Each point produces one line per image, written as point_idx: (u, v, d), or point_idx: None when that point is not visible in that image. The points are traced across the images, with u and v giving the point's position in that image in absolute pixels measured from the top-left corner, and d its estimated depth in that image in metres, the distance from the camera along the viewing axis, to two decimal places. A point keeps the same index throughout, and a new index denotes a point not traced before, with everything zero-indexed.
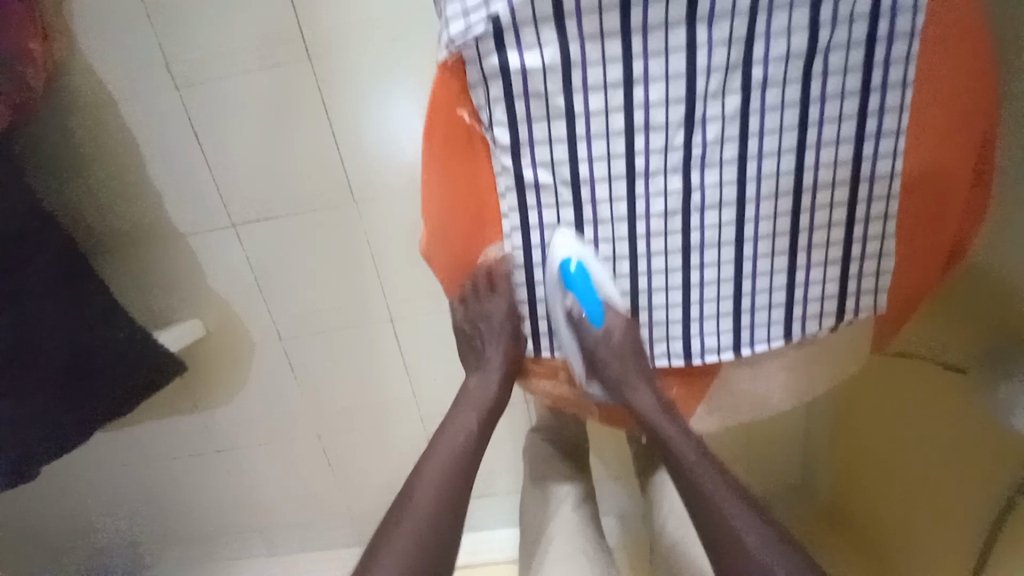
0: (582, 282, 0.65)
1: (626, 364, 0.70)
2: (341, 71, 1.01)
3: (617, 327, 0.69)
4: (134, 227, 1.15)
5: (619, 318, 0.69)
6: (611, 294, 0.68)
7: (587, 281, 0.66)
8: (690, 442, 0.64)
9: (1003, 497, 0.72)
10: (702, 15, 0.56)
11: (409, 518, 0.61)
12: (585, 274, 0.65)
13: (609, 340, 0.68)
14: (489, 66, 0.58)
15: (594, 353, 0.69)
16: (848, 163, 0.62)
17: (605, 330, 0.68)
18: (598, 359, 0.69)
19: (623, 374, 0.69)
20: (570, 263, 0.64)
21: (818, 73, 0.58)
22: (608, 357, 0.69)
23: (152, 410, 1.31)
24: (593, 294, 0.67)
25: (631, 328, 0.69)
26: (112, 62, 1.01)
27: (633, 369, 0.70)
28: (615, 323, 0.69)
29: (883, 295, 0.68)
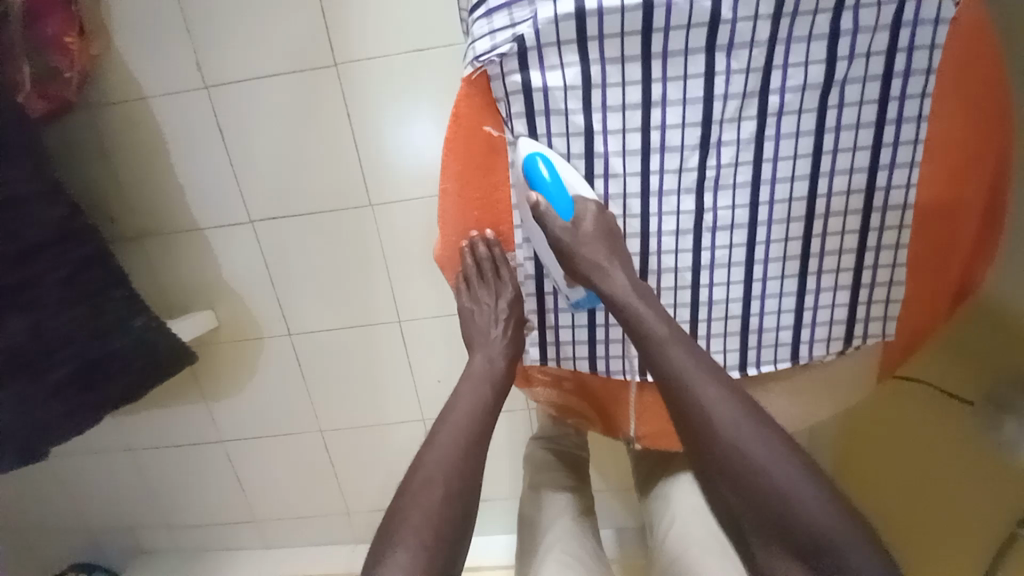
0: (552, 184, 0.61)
1: (621, 285, 0.64)
2: (365, 77, 1.04)
3: (589, 218, 0.63)
4: (155, 217, 1.18)
5: (589, 208, 0.63)
6: (595, 210, 0.63)
7: (558, 184, 0.61)
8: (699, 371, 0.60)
9: (1003, 533, 0.72)
10: (721, 43, 0.57)
11: (424, 476, 0.63)
12: (559, 182, 0.62)
13: (581, 228, 0.63)
14: (511, 83, 0.59)
15: (563, 244, 0.63)
16: (861, 192, 0.63)
17: (574, 222, 0.62)
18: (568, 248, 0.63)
19: (594, 258, 0.63)
20: (536, 160, 0.61)
21: (834, 103, 0.60)
22: (578, 246, 0.62)
23: (162, 399, 1.33)
24: (565, 194, 0.62)
25: (602, 214, 0.64)
26: (145, 59, 1.05)
27: (606, 254, 0.63)
28: (586, 210, 0.63)
29: (892, 323, 0.68)
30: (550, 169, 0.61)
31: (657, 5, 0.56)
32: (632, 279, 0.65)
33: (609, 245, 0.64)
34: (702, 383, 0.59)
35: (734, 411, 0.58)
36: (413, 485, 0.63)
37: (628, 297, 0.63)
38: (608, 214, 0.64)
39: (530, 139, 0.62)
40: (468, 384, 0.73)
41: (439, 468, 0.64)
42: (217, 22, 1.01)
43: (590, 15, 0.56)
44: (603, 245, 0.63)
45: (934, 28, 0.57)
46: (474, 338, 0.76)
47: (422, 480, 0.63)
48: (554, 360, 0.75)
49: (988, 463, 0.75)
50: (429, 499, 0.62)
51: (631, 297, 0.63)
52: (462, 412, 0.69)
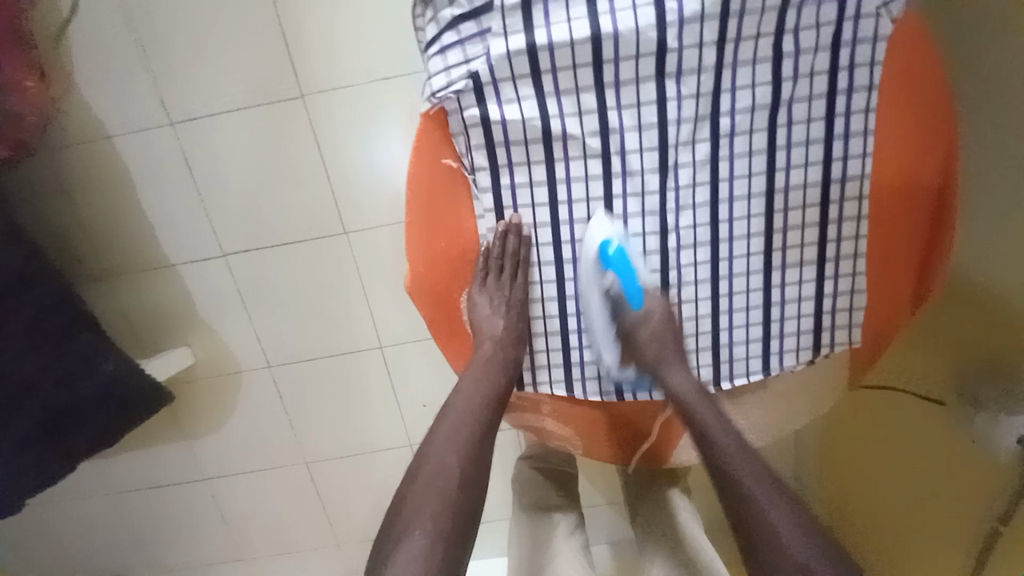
0: (620, 262, 0.64)
1: (657, 333, 0.67)
2: (332, 108, 1.04)
3: (656, 311, 0.67)
4: (126, 257, 1.16)
5: (657, 307, 0.67)
6: (664, 312, 0.67)
7: (623, 258, 0.64)
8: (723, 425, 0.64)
9: (986, 531, 0.73)
10: (670, 70, 0.59)
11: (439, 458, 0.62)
12: (624, 256, 0.64)
13: (648, 321, 0.67)
14: (469, 117, 0.60)
15: (631, 335, 0.68)
16: (816, 206, 0.65)
17: (644, 313, 0.67)
18: (637, 340, 0.68)
19: (654, 353, 0.68)
20: (609, 245, 0.64)
21: (783, 122, 0.61)
22: (642, 336, 0.67)
23: (139, 440, 1.30)
24: (634, 277, 0.65)
25: (670, 320, 0.68)
26: (108, 99, 1.04)
27: (671, 354, 0.68)
28: (654, 307, 0.67)
29: (857, 329, 0.70)
30: (617, 248, 0.64)
31: (605, 37, 0.57)
32: (668, 322, 0.68)
33: (673, 346, 0.68)
34: (723, 431, 0.64)
35: (748, 462, 0.62)
36: (424, 466, 0.61)
37: (672, 369, 0.68)
38: (675, 320, 0.68)
39: (603, 219, 0.64)
40: (472, 372, 0.67)
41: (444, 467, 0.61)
42: (181, 60, 1.01)
43: (541, 50, 0.58)
44: (662, 344, 0.68)
45: (872, 46, 0.59)
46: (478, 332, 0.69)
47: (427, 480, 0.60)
48: (530, 384, 0.73)
49: (967, 459, 0.76)
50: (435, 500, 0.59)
51: (691, 397, 0.67)
52: (462, 408, 0.65)
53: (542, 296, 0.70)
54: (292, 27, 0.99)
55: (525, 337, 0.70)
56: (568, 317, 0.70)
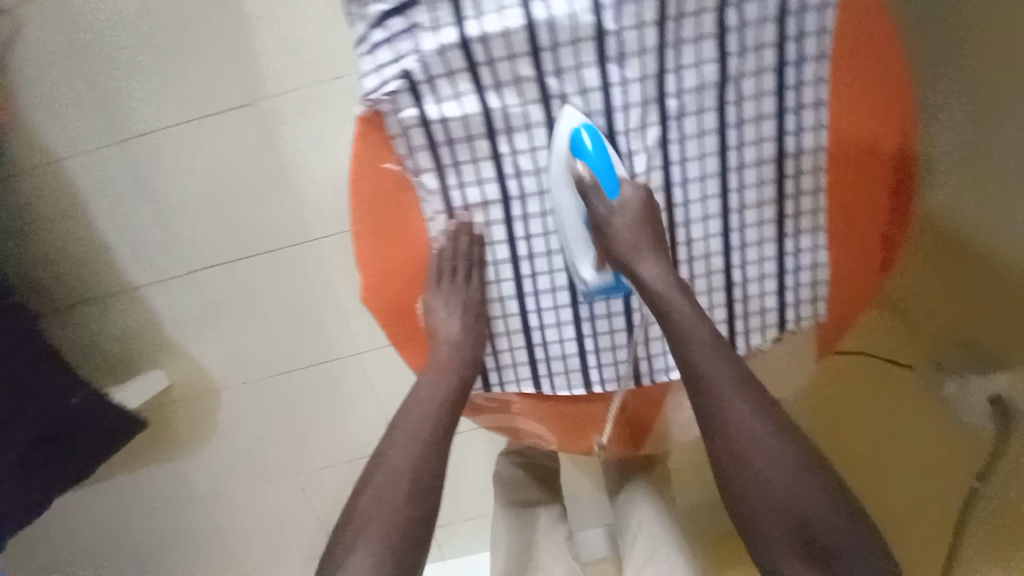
0: (595, 154, 0.59)
1: (656, 275, 0.61)
2: (282, 114, 0.99)
3: (633, 202, 0.61)
4: (87, 283, 1.11)
5: (633, 188, 0.61)
6: (641, 196, 0.61)
7: (603, 154, 0.59)
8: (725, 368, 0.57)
9: (966, 489, 0.73)
10: (611, 55, 0.57)
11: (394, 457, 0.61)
12: (603, 151, 0.59)
13: (624, 212, 0.61)
14: (407, 117, 0.58)
15: (607, 225, 0.61)
16: (772, 183, 0.63)
17: (620, 200, 0.60)
18: (614, 234, 0.61)
19: (638, 245, 0.61)
20: (582, 133, 0.58)
21: (732, 99, 0.60)
22: (622, 230, 0.61)
23: (113, 474, 1.24)
24: (611, 170, 0.60)
25: (647, 201, 0.61)
26: (43, 120, 0.98)
27: (648, 241, 0.61)
28: (631, 194, 0.61)
29: (822, 303, 0.69)
30: (592, 135, 0.58)
31: (540, 25, 0.55)
32: (663, 269, 0.62)
33: (651, 234, 0.62)
34: (745, 403, 0.55)
35: (764, 432, 0.54)
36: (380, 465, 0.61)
37: (660, 283, 0.61)
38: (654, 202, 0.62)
39: (572, 107, 0.58)
40: (429, 375, 0.67)
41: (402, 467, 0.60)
42: (117, 74, 0.96)
43: (475, 42, 0.55)
44: (646, 235, 0.61)
45: (818, 13, 0.57)
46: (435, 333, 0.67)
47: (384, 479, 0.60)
48: (498, 385, 0.72)
49: (942, 422, 0.76)
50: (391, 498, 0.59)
51: (670, 291, 0.61)
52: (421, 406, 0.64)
53: (501, 295, 0.69)
54: (231, 31, 0.94)
55: (486, 337, 0.69)
56: (530, 314, 0.69)
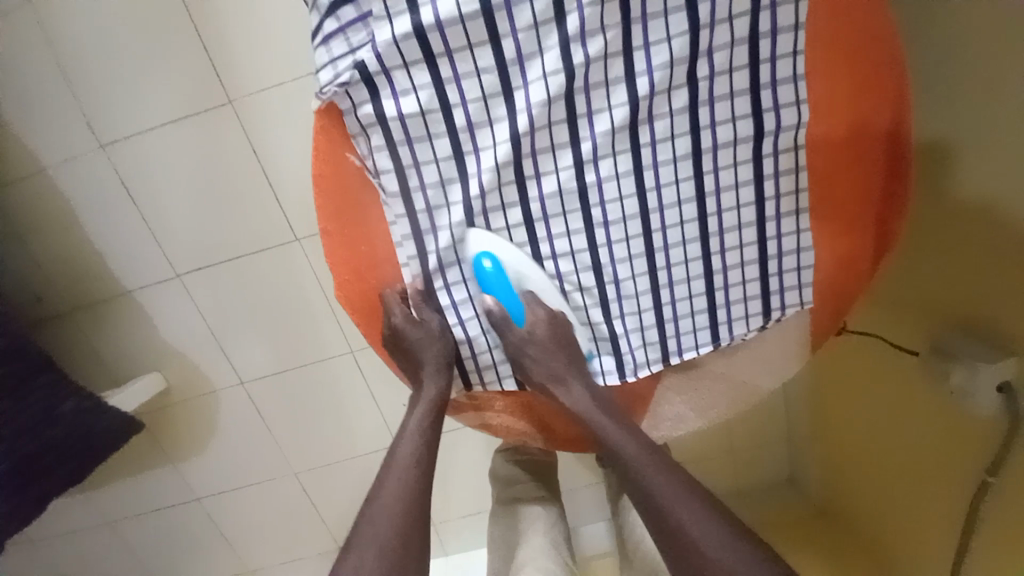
0: (497, 280, 0.62)
1: (579, 401, 0.65)
2: (262, 111, 0.97)
3: (541, 325, 0.64)
4: (80, 289, 1.11)
5: (539, 314, 0.64)
6: (548, 319, 0.64)
7: (503, 278, 0.62)
8: (660, 476, 0.59)
9: (974, 485, 0.71)
10: (572, 33, 0.54)
11: (371, 524, 0.60)
12: (502, 272, 0.62)
13: (534, 337, 0.63)
14: (364, 115, 0.56)
15: (518, 354, 0.64)
16: (749, 163, 0.60)
17: (529, 327, 0.63)
18: (525, 359, 0.64)
19: (549, 373, 0.65)
20: (484, 260, 0.61)
21: (704, 74, 0.57)
22: (531, 352, 0.64)
23: (125, 467, 1.29)
24: (512, 293, 0.63)
25: (556, 322, 0.64)
26: (31, 127, 0.98)
27: (560, 365, 0.65)
28: (538, 320, 0.64)
29: (809, 290, 0.65)
30: (493, 261, 0.61)
31: (497, 8, 0.53)
32: (591, 390, 0.66)
33: (565, 354, 0.65)
34: (626, 438, 0.63)
35: (686, 508, 0.56)
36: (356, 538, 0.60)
37: (586, 407, 0.65)
38: (563, 321, 0.65)
39: (478, 230, 0.62)
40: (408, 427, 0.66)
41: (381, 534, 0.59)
42: (98, 76, 0.95)
43: (430, 31, 0.53)
44: (558, 354, 0.65)
45: None
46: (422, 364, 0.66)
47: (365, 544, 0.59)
48: (479, 385, 0.70)
49: (949, 414, 0.72)
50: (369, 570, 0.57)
51: (591, 412, 0.64)
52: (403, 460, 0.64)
53: (455, 302, 0.65)
54: (206, 27, 0.92)
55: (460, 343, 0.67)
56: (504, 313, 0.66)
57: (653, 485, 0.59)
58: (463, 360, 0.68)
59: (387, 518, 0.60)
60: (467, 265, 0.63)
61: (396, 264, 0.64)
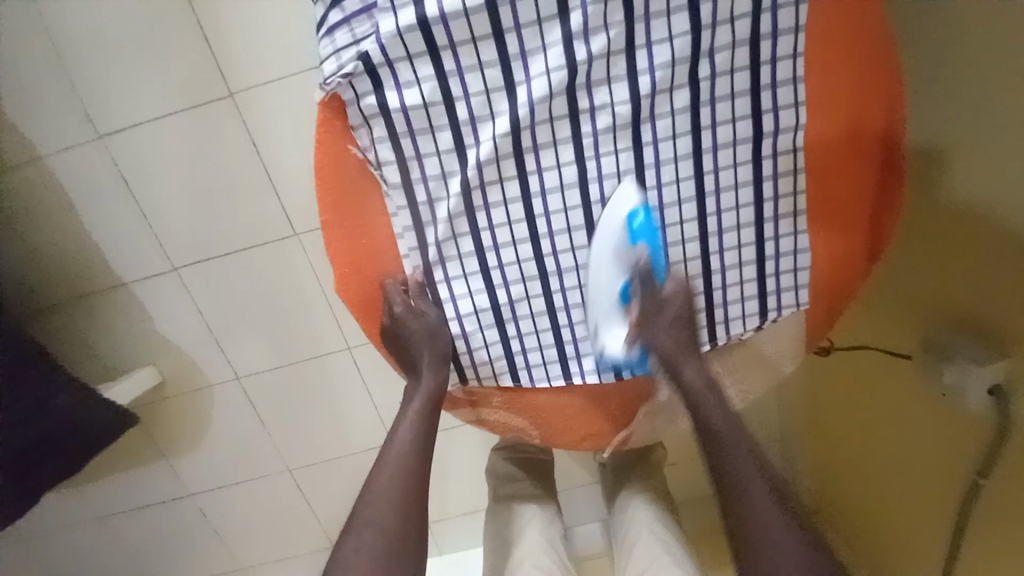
0: (647, 234, 0.62)
1: (696, 378, 0.65)
2: (263, 104, 0.97)
3: (677, 296, 0.64)
4: (75, 281, 1.11)
5: (679, 284, 0.64)
6: (683, 291, 0.64)
7: (655, 236, 0.62)
8: (751, 472, 0.60)
9: (964, 486, 0.72)
10: (575, 31, 0.55)
11: (369, 512, 0.61)
12: (652, 229, 0.62)
13: (671, 305, 0.64)
14: (367, 106, 0.57)
15: (651, 316, 0.64)
16: (748, 163, 0.61)
17: (665, 287, 0.64)
18: (654, 324, 0.64)
19: (679, 345, 0.64)
20: (638, 213, 0.61)
21: (705, 75, 0.57)
22: (663, 320, 0.64)
23: (117, 462, 1.27)
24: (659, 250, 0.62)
25: (689, 296, 0.64)
26: (30, 117, 0.98)
27: (687, 336, 0.65)
28: (676, 288, 0.64)
29: (804, 291, 0.66)
30: (645, 217, 0.61)
31: (501, 5, 0.53)
32: (701, 369, 0.66)
33: (689, 330, 0.65)
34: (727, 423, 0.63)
35: (770, 509, 0.58)
36: (353, 524, 0.61)
37: (698, 386, 0.65)
38: (693, 297, 0.65)
39: (627, 184, 0.61)
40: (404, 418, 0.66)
41: (378, 523, 0.60)
42: (98, 66, 0.94)
43: (435, 25, 0.54)
44: (685, 327, 0.65)
45: None
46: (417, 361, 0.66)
47: (362, 531, 0.60)
48: (474, 379, 0.70)
49: (943, 415, 0.73)
50: (369, 550, 0.59)
51: (702, 392, 0.64)
52: (401, 447, 0.65)
53: (452, 295, 0.66)
54: (209, 20, 0.92)
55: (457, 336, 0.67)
56: (502, 308, 0.67)
57: (743, 480, 0.60)
58: (459, 354, 0.68)
59: (382, 507, 0.61)
60: (468, 258, 0.64)
61: (396, 256, 0.64)
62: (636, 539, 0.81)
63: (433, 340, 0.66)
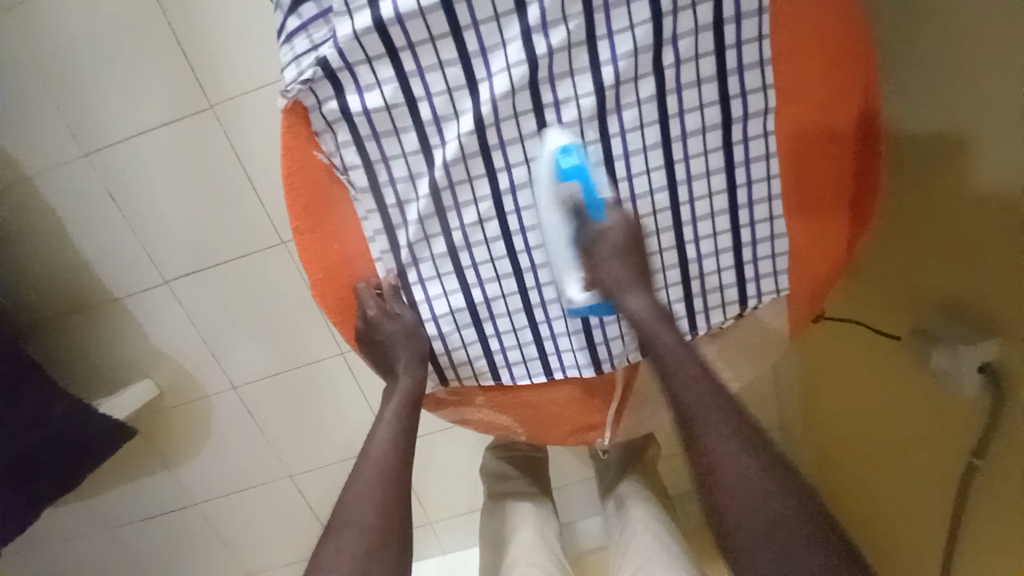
0: (578, 173, 0.58)
1: (643, 310, 0.61)
2: (243, 114, 0.97)
3: (618, 227, 0.60)
4: (70, 297, 1.12)
5: (618, 217, 0.60)
6: (623, 223, 0.60)
7: (585, 174, 0.58)
8: (712, 406, 0.57)
9: (960, 470, 0.70)
10: (534, 24, 0.54)
11: (350, 513, 0.61)
12: (585, 171, 0.58)
13: (608, 239, 0.60)
14: (329, 111, 0.57)
15: (594, 254, 0.60)
16: (719, 150, 0.60)
17: (605, 226, 0.60)
18: (597, 259, 0.60)
19: (620, 277, 0.60)
20: (564, 156, 0.58)
21: (669, 63, 0.57)
22: (606, 258, 0.60)
23: (121, 474, 1.29)
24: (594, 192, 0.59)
25: (632, 229, 0.61)
26: (16, 137, 0.99)
27: (634, 269, 0.61)
28: (616, 222, 0.60)
29: (783, 277, 0.66)
30: (575, 157, 0.58)
31: (458, 2, 0.53)
32: (653, 303, 0.62)
33: (637, 261, 0.61)
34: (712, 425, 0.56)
35: (732, 439, 0.55)
36: (335, 524, 0.61)
37: (647, 317, 0.61)
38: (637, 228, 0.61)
39: (557, 129, 0.58)
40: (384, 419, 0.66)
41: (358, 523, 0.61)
42: (78, 84, 0.95)
43: (392, 25, 0.54)
44: (631, 259, 0.61)
45: None
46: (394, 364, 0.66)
47: (344, 532, 0.60)
48: (455, 379, 0.70)
49: (934, 398, 0.72)
50: (349, 550, 0.59)
51: (653, 324, 0.60)
52: (381, 447, 0.66)
53: (427, 297, 0.66)
54: (184, 32, 0.92)
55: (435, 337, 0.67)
56: (479, 306, 0.67)
57: (701, 414, 0.56)
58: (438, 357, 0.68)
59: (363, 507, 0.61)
60: (442, 259, 0.64)
61: (368, 259, 0.64)
62: (631, 535, 0.81)
63: (410, 340, 0.66)
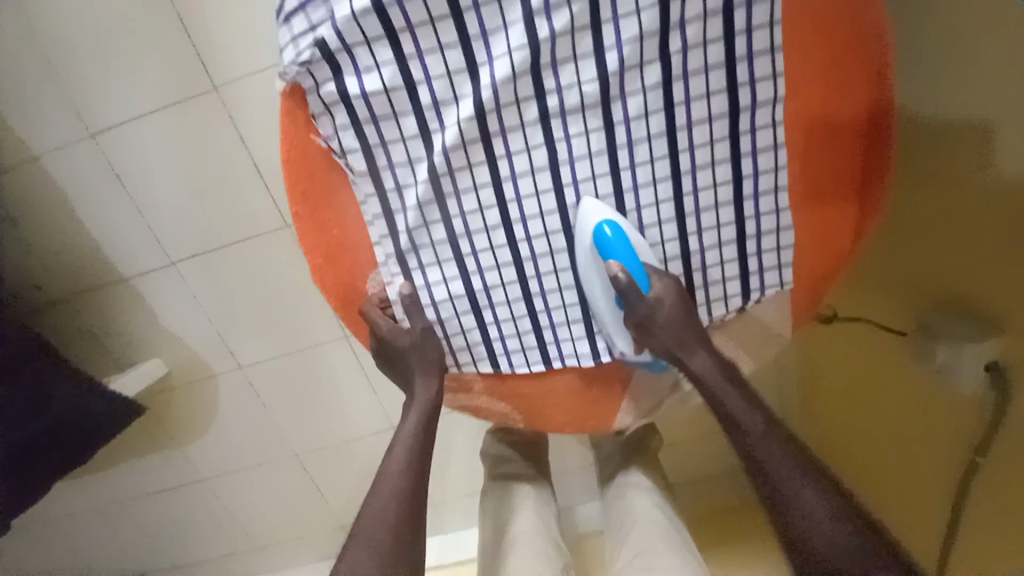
0: (620, 245, 0.59)
1: (705, 369, 0.62)
2: (246, 95, 0.96)
3: (668, 294, 0.61)
4: (79, 277, 1.14)
5: (665, 283, 0.61)
6: (670, 286, 0.61)
7: (626, 244, 0.59)
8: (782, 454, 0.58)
9: (962, 466, 0.70)
10: (536, 7, 0.53)
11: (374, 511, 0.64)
12: (625, 239, 0.59)
13: (663, 305, 0.60)
14: (327, 94, 0.56)
15: (648, 321, 0.60)
16: (725, 140, 0.59)
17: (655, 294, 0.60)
18: (653, 325, 0.61)
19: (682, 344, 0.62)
20: (604, 227, 0.59)
21: (676, 48, 0.55)
22: (660, 325, 0.61)
23: (132, 449, 1.33)
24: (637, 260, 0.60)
25: (680, 292, 0.61)
26: (23, 117, 0.99)
27: (693, 335, 0.62)
28: (665, 289, 0.61)
29: (788, 271, 0.64)
30: (613, 226, 0.59)
31: None
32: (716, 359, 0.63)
33: (693, 328, 0.62)
34: (770, 445, 0.59)
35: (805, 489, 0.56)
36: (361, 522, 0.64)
37: (713, 377, 0.62)
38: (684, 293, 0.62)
39: (593, 199, 0.60)
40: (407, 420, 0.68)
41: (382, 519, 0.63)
42: (82, 63, 0.95)
43: (390, 6, 0.52)
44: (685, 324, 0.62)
45: None
46: (411, 373, 0.67)
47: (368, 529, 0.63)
48: (455, 366, 0.70)
49: (938, 395, 0.71)
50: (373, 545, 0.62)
51: (717, 383, 0.62)
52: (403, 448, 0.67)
53: (427, 283, 0.65)
54: (186, 12, 0.91)
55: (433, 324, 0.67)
56: (478, 294, 0.66)
57: (771, 465, 0.58)
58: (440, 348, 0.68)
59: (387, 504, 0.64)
60: (442, 246, 0.64)
61: (368, 245, 0.64)
62: (630, 522, 0.82)
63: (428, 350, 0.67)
